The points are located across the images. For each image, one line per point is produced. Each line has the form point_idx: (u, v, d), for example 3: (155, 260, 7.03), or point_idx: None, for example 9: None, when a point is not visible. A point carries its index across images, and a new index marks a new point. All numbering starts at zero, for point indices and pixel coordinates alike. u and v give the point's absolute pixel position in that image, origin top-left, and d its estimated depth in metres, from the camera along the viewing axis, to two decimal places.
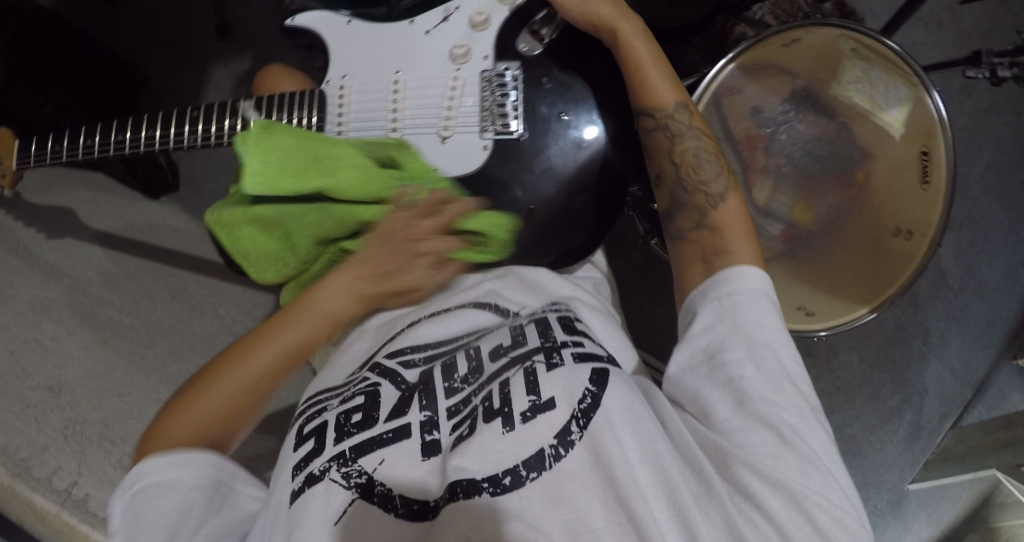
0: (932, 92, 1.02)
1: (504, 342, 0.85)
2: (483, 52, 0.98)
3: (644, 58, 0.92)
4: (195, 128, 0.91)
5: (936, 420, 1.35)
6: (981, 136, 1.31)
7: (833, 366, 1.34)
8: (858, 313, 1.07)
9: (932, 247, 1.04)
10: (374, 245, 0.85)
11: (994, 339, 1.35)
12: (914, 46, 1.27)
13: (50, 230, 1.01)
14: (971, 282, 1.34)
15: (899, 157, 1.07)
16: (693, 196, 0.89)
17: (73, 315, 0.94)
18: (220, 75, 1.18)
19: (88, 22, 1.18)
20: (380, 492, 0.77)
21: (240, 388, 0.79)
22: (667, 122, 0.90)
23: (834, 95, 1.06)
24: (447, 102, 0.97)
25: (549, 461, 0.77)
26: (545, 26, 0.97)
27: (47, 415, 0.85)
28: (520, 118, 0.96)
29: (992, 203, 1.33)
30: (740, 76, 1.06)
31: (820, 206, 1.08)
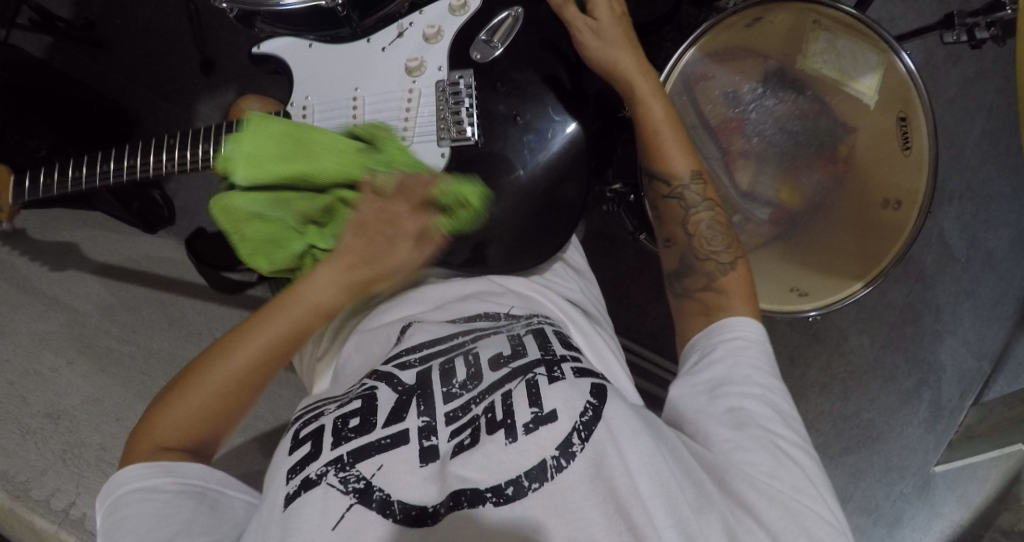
0: (900, 53, 1.01)
1: (504, 352, 0.80)
2: (437, 64, 1.02)
3: (658, 115, 0.92)
4: (172, 155, 0.94)
5: (957, 398, 1.31)
6: (973, 104, 1.27)
7: (843, 350, 1.30)
8: (852, 287, 1.06)
9: (921, 217, 1.03)
10: (352, 231, 0.74)
11: (1007, 310, 1.31)
12: (891, 21, 1.27)
13: (53, 264, 1.07)
14: (978, 253, 1.30)
15: (877, 126, 1.05)
16: (703, 263, 0.88)
17: (73, 345, 0.98)
18: (208, 108, 1.25)
19: (77, 68, 1.25)
20: (378, 498, 0.69)
21: (222, 388, 0.74)
22: (682, 190, 0.91)
23: (804, 70, 1.04)
24: (405, 111, 1.01)
25: (551, 472, 0.70)
26: (497, 34, 1.02)
27: (46, 439, 0.88)
28: (474, 125, 0.99)
29: (991, 170, 1.29)
30: (707, 62, 1.03)
31: (807, 185, 1.06)
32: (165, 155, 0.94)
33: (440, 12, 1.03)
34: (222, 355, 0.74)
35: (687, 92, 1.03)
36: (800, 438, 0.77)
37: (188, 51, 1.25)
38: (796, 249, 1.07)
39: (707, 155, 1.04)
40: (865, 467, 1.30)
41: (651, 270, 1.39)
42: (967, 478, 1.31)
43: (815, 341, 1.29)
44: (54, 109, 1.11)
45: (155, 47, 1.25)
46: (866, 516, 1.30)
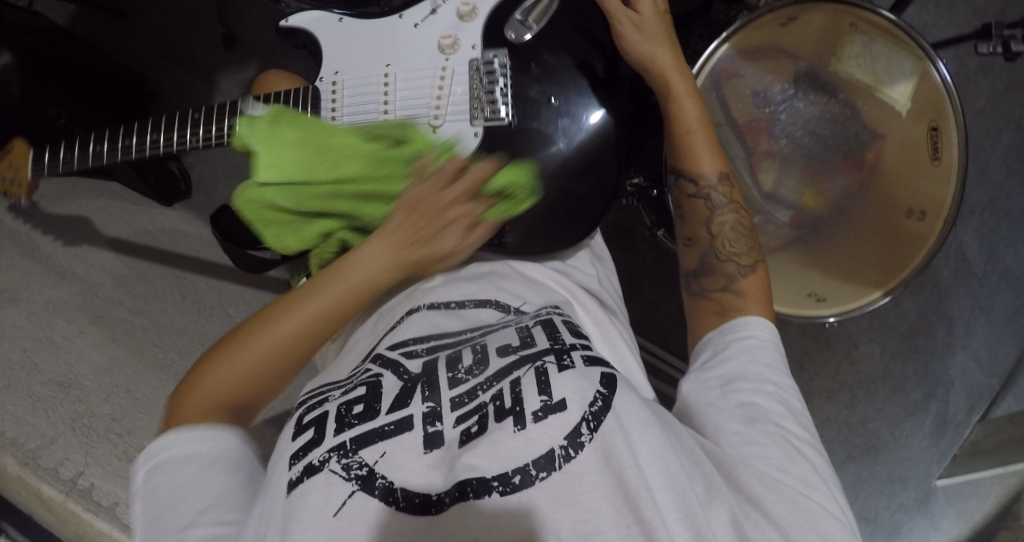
0: (938, 64, 0.98)
1: (513, 342, 0.80)
2: (471, 42, 1.01)
3: (689, 114, 0.91)
4: (195, 130, 0.94)
5: (964, 413, 1.31)
6: (1003, 117, 1.25)
7: (853, 359, 1.29)
8: (871, 296, 1.05)
9: (948, 227, 1.01)
10: (402, 212, 0.80)
11: (1022, 328, 1.30)
12: (924, 27, 1.24)
13: (68, 238, 1.07)
14: (996, 269, 1.29)
15: (907, 134, 1.03)
16: (723, 263, 0.88)
17: (86, 315, 0.98)
18: (228, 82, 1.23)
19: (103, 38, 1.25)
20: (381, 486, 0.69)
21: (270, 351, 0.76)
22: (708, 191, 0.90)
23: (837, 73, 1.03)
24: (438, 90, 1.00)
25: (559, 462, 0.70)
26: (533, 14, 1.00)
27: (56, 408, 0.88)
28: (508, 104, 0.98)
29: (1015, 186, 1.27)
30: (740, 60, 1.01)
31: (831, 189, 1.05)
32: (189, 130, 0.94)
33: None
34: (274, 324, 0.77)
35: (716, 90, 1.02)
36: (809, 434, 0.77)
37: (210, 25, 1.23)
38: (810, 251, 1.07)
39: (732, 155, 1.03)
40: (867, 477, 1.30)
41: (666, 267, 1.39)
42: (968, 493, 1.31)
43: (826, 348, 1.29)
44: (73, 76, 1.09)
45: (178, 18, 1.23)
46: (864, 525, 1.30)
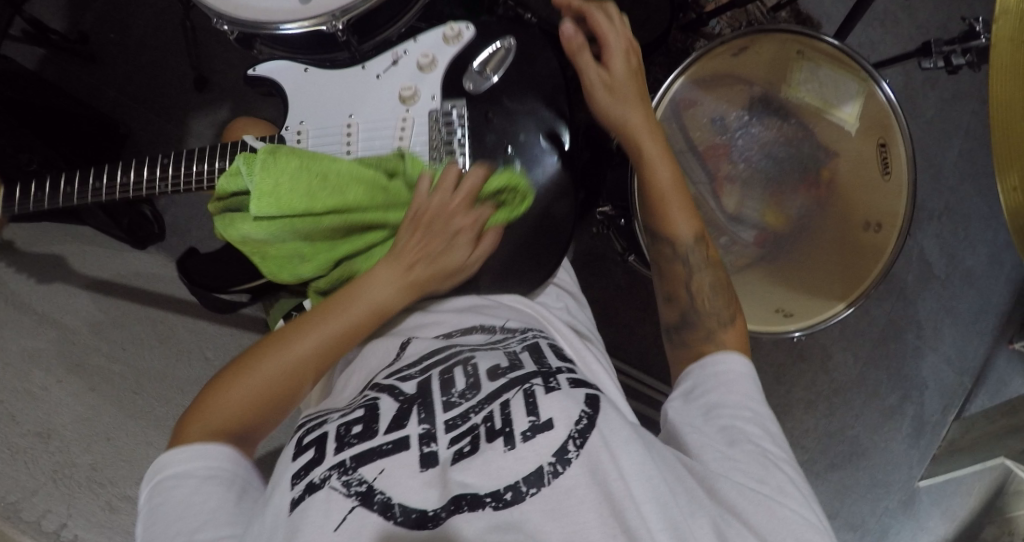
0: (880, 83, 1.05)
1: (502, 364, 0.81)
2: (430, 93, 1.03)
3: (664, 177, 0.92)
4: (167, 173, 0.95)
5: (939, 413, 1.34)
6: (949, 126, 1.32)
7: (829, 367, 1.32)
8: (835, 308, 1.08)
9: (901, 238, 1.06)
10: (409, 230, 0.87)
11: (986, 326, 1.35)
12: (871, 45, 1.31)
13: (40, 277, 1.05)
14: (958, 271, 1.34)
15: (858, 152, 1.08)
16: (703, 318, 0.89)
17: (61, 363, 0.96)
18: (200, 126, 1.23)
19: (71, 82, 1.23)
20: (379, 500, 0.70)
21: (281, 374, 0.80)
22: (686, 255, 0.91)
23: (789, 98, 1.07)
24: (398, 138, 1.01)
25: (548, 478, 0.70)
26: (490, 64, 1.04)
27: (36, 459, 0.87)
28: (466, 155, 1.00)
29: (967, 191, 1.33)
30: (696, 89, 1.05)
31: (791, 208, 1.08)
32: (160, 172, 0.95)
33: (433, 42, 1.04)
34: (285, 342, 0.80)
35: (676, 118, 1.05)
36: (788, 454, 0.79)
37: (180, 67, 1.24)
38: (776, 268, 1.09)
39: (695, 181, 1.06)
40: (851, 482, 1.32)
41: (641, 288, 1.41)
42: (950, 492, 1.33)
43: (800, 358, 1.32)
44: (47, 124, 1.09)
45: (148, 63, 1.24)
46: (853, 532, 1.31)
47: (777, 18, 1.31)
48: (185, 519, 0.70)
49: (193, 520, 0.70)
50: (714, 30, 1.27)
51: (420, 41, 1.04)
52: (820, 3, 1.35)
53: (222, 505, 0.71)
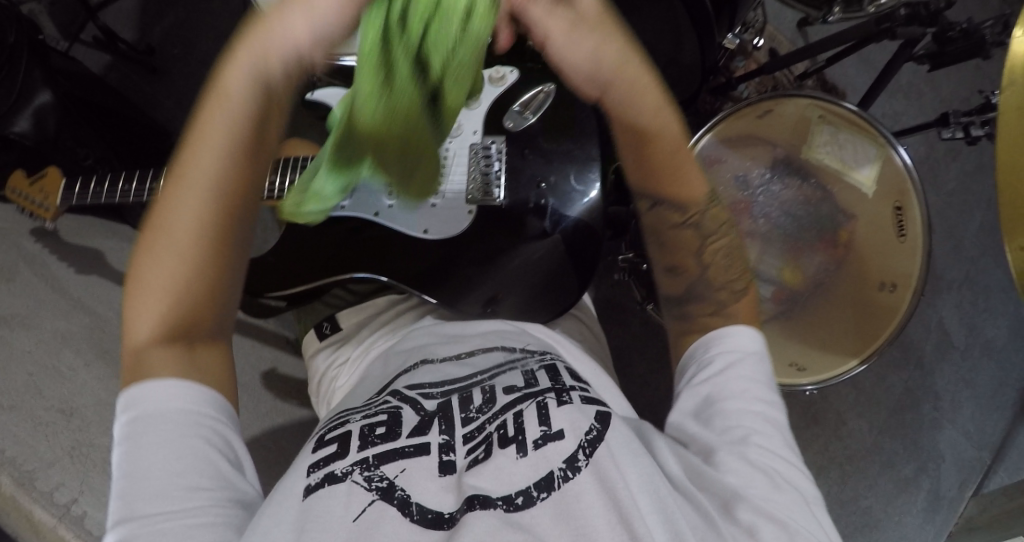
0: (897, 147, 1.05)
1: (518, 382, 0.83)
2: (473, 128, 1.09)
3: (663, 122, 0.77)
4: None
5: (957, 488, 1.31)
6: (971, 198, 1.34)
7: (842, 434, 1.31)
8: (848, 364, 1.06)
9: (915, 298, 1.04)
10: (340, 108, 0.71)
11: (1006, 401, 1.33)
12: (894, 116, 1.35)
13: (81, 266, 1.09)
14: (977, 343, 1.33)
15: (875, 215, 1.09)
16: (716, 292, 0.85)
17: (93, 350, 1.03)
18: None
19: (132, 90, 1.28)
20: (399, 496, 0.73)
21: (184, 241, 0.69)
22: (697, 221, 0.83)
23: (809, 159, 1.10)
24: (440, 171, 1.09)
25: (558, 483, 0.72)
26: (529, 106, 1.10)
27: (55, 435, 0.96)
28: (502, 188, 1.07)
29: (988, 263, 1.34)
30: (719, 146, 1.09)
31: (809, 267, 1.10)
32: None
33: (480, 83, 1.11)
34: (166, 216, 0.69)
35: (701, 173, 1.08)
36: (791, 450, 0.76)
37: None
38: (791, 324, 1.10)
39: None
40: None
41: (655, 338, 1.39)
42: None
43: (813, 422, 1.31)
44: (106, 123, 1.15)
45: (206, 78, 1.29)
46: None
47: (803, 85, 1.36)
48: (161, 469, 0.68)
49: (170, 475, 0.68)
50: (743, 95, 1.33)
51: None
52: (847, 72, 1.38)
53: (200, 464, 0.69)
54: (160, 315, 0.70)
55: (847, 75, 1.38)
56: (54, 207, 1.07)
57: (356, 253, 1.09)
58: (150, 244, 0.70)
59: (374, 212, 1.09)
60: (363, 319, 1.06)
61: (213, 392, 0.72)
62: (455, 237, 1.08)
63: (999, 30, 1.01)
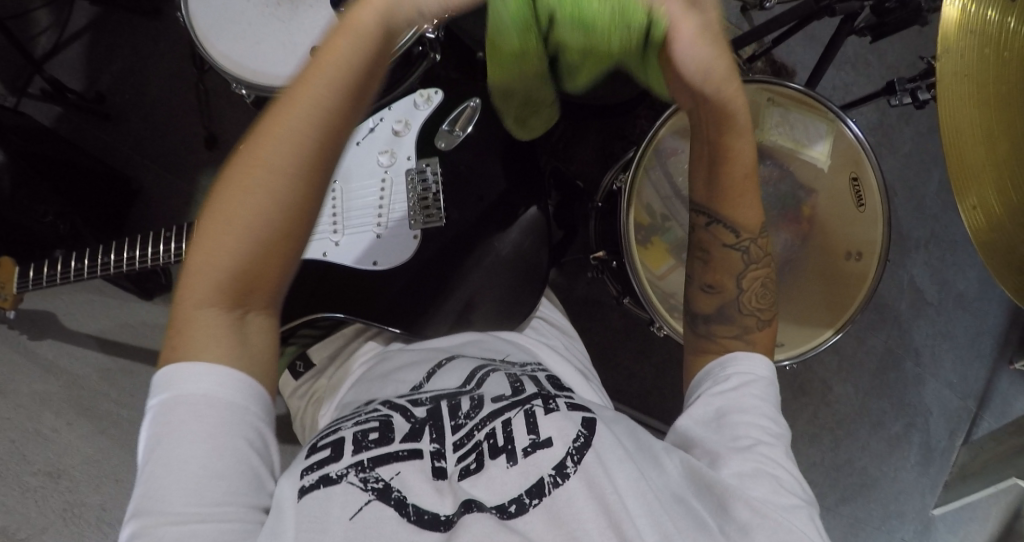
0: (847, 121, 1.08)
1: (504, 390, 0.85)
2: (407, 154, 1.10)
3: (743, 148, 0.79)
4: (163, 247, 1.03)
5: (946, 438, 1.34)
6: (927, 156, 1.36)
7: (829, 400, 1.32)
8: (825, 334, 1.09)
9: (881, 265, 1.08)
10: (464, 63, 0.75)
11: (984, 348, 1.35)
12: (845, 86, 1.37)
13: (34, 332, 1.10)
14: (950, 296, 1.35)
15: (833, 188, 1.11)
16: (743, 317, 0.86)
17: (73, 408, 1.06)
18: (207, 181, 1.25)
19: (84, 139, 1.26)
20: (396, 496, 0.75)
21: (255, 213, 0.65)
22: (745, 246, 0.84)
23: (764, 143, 1.09)
24: (381, 202, 1.10)
25: (548, 488, 0.75)
26: (458, 122, 1.11)
27: (47, 499, 1.00)
28: (442, 207, 1.09)
29: (952, 218, 1.36)
30: (678, 138, 1.10)
31: (775, 245, 1.10)
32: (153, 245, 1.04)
33: (408, 108, 1.11)
34: (265, 152, 0.64)
35: (662, 167, 1.10)
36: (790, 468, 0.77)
37: (190, 127, 1.26)
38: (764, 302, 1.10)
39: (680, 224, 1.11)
40: (864, 515, 1.31)
41: (636, 331, 1.39)
42: (967, 518, 1.32)
43: (801, 394, 1.31)
44: (64, 181, 1.12)
45: (160, 122, 1.26)
46: None
47: (752, 68, 1.36)
48: (192, 468, 0.65)
49: (196, 475, 0.65)
50: None
51: (394, 109, 1.11)
52: (793, 50, 1.40)
53: (232, 463, 0.66)
54: (228, 263, 0.67)
55: (794, 52, 1.39)
56: (12, 294, 1.06)
57: (318, 293, 1.08)
58: (242, 178, 0.65)
59: (323, 252, 1.09)
60: (332, 351, 1.07)
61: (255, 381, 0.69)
62: (408, 264, 1.09)
63: None
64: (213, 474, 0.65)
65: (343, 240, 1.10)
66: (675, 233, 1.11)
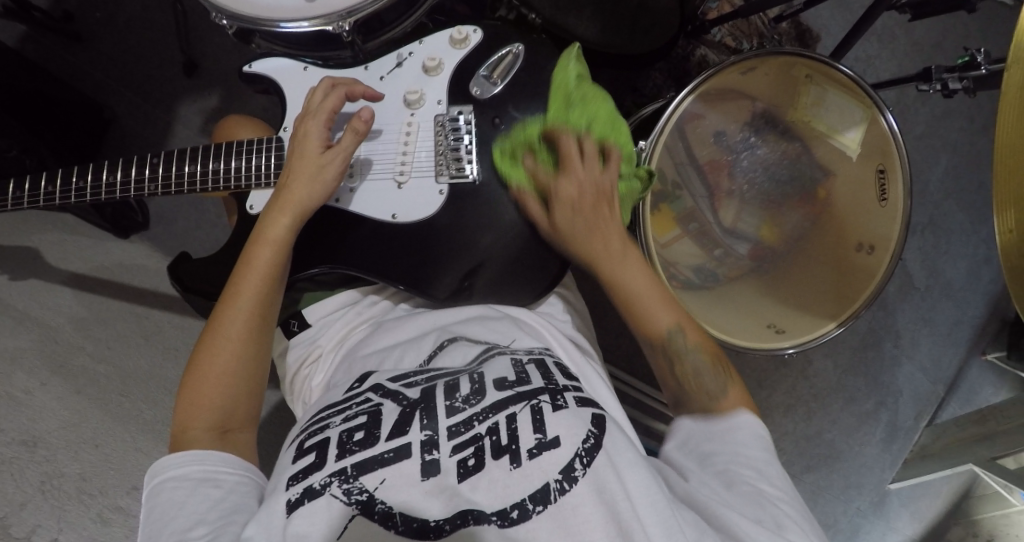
0: (884, 111, 1.06)
1: (509, 376, 0.81)
2: (436, 98, 1.01)
3: (632, 275, 0.89)
4: (155, 174, 0.94)
5: (913, 419, 1.38)
6: (938, 141, 1.35)
7: (809, 374, 1.35)
8: (827, 327, 1.09)
9: (893, 260, 1.07)
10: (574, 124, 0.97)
11: (962, 336, 1.38)
12: (867, 60, 1.32)
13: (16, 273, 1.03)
14: (937, 283, 1.37)
15: (856, 175, 1.10)
16: (696, 397, 0.85)
17: (46, 364, 0.98)
18: (188, 112, 1.17)
19: (54, 61, 1.17)
20: (380, 510, 0.72)
21: (237, 340, 0.80)
22: (670, 342, 0.87)
23: (794, 120, 1.09)
24: (404, 147, 1.00)
25: (555, 495, 0.71)
26: (497, 70, 1.00)
27: (22, 470, 0.90)
28: (474, 162, 0.98)
29: (952, 206, 1.36)
30: (703, 104, 1.06)
31: (787, 224, 1.11)
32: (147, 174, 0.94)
33: (441, 45, 1.02)
34: (220, 320, 0.81)
35: (683, 132, 1.06)
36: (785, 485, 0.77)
37: (171, 53, 1.17)
38: (768, 280, 1.11)
39: (695, 195, 1.08)
40: (825, 485, 1.36)
41: None
42: (920, 495, 1.38)
43: (782, 366, 1.34)
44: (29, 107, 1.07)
45: (135, 44, 1.17)
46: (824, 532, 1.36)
47: (778, 29, 1.32)
48: (184, 518, 0.71)
49: (188, 521, 0.70)
50: (716, 39, 1.29)
51: (426, 44, 1.02)
52: (821, 14, 1.35)
53: (221, 505, 0.72)
54: (207, 406, 0.78)
55: (821, 19, 1.34)
56: None
57: (316, 245, 1.00)
58: (208, 346, 0.80)
59: (335, 198, 1.00)
60: (331, 310, 1.01)
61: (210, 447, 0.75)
62: (427, 220, 0.98)
63: None
64: (190, 522, 0.70)
65: (359, 186, 1.00)
66: (684, 202, 1.08)
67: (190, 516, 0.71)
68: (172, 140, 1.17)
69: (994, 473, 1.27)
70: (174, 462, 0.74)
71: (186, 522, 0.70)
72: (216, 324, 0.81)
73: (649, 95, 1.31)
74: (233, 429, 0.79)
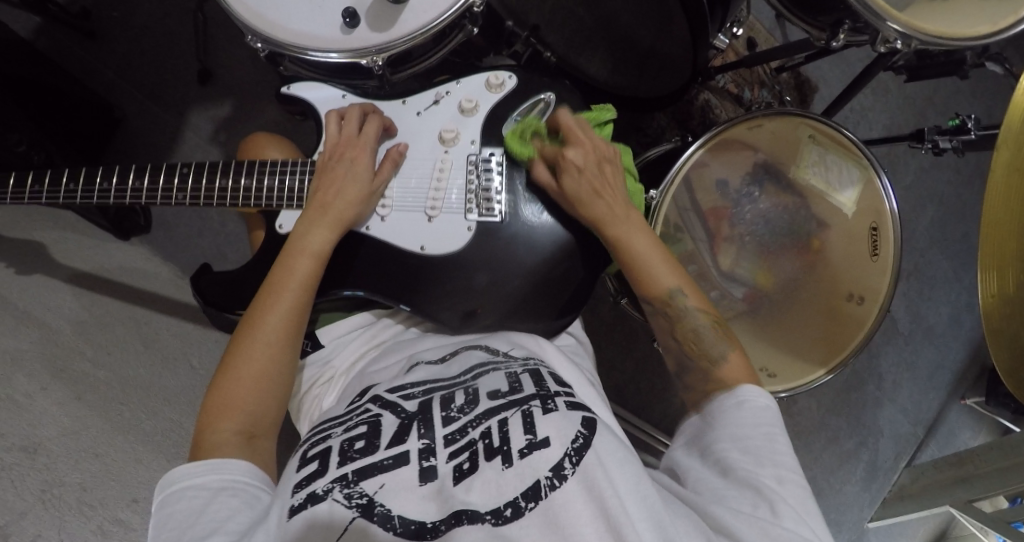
0: (881, 174, 1.07)
1: (502, 386, 0.81)
2: (470, 137, 1.03)
3: (640, 243, 0.91)
4: (183, 185, 1.00)
5: (892, 459, 1.41)
6: (925, 194, 1.43)
7: (793, 411, 1.37)
8: (816, 374, 1.07)
9: (882, 314, 1.06)
10: (591, 159, 0.96)
11: (942, 381, 1.44)
12: (864, 112, 1.39)
13: (21, 265, 1.05)
14: (919, 328, 1.43)
15: (852, 230, 1.08)
16: (698, 362, 0.87)
17: (47, 368, 0.96)
18: (199, 119, 1.25)
19: (67, 58, 1.25)
20: (380, 512, 0.72)
21: (273, 344, 0.85)
22: (677, 305, 0.89)
23: (796, 178, 1.08)
24: (435, 186, 1.02)
25: (544, 491, 0.71)
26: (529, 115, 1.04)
27: (24, 478, 0.86)
28: (503, 202, 1.00)
29: (936, 255, 1.43)
30: (706, 155, 1.07)
31: (780, 271, 1.08)
32: (176, 184, 1.00)
33: (477, 87, 1.05)
34: (257, 326, 0.86)
35: (687, 186, 1.06)
36: (792, 464, 0.75)
37: (186, 59, 1.26)
38: (761, 325, 1.08)
39: (693, 238, 1.07)
40: None
41: (624, 325, 1.34)
42: (897, 536, 1.41)
43: None
44: (44, 103, 1.12)
45: (149, 48, 1.26)
46: None
47: (778, 79, 1.38)
48: (202, 527, 0.72)
49: (205, 527, 0.72)
50: (721, 84, 1.32)
51: (462, 85, 1.05)
52: (821, 67, 1.42)
53: (236, 516, 0.73)
54: (240, 407, 0.82)
55: (822, 73, 1.42)
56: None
57: (334, 269, 1.01)
58: (244, 348, 0.84)
59: (366, 225, 1.02)
60: (342, 333, 1.01)
61: (228, 458, 0.77)
62: (455, 254, 1.00)
63: (980, 52, 1.03)
64: (205, 529, 0.72)
65: (391, 216, 1.02)
66: (685, 245, 1.07)
67: (206, 526, 0.72)
68: (181, 143, 1.25)
69: (971, 516, 1.23)
70: (192, 466, 0.76)
71: (203, 532, 0.72)
72: (251, 326, 0.86)
73: (652, 137, 1.31)
74: (258, 434, 0.82)
